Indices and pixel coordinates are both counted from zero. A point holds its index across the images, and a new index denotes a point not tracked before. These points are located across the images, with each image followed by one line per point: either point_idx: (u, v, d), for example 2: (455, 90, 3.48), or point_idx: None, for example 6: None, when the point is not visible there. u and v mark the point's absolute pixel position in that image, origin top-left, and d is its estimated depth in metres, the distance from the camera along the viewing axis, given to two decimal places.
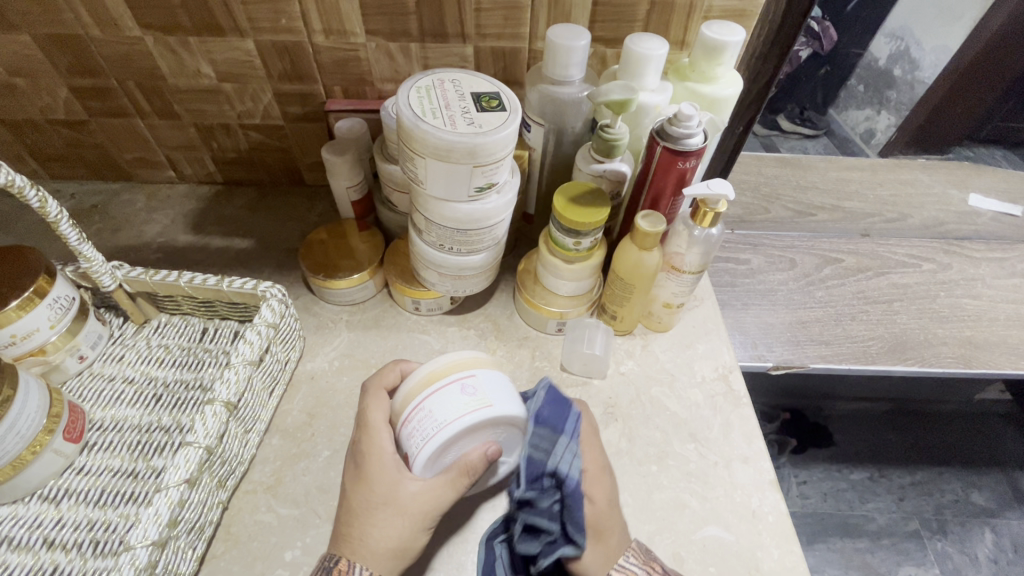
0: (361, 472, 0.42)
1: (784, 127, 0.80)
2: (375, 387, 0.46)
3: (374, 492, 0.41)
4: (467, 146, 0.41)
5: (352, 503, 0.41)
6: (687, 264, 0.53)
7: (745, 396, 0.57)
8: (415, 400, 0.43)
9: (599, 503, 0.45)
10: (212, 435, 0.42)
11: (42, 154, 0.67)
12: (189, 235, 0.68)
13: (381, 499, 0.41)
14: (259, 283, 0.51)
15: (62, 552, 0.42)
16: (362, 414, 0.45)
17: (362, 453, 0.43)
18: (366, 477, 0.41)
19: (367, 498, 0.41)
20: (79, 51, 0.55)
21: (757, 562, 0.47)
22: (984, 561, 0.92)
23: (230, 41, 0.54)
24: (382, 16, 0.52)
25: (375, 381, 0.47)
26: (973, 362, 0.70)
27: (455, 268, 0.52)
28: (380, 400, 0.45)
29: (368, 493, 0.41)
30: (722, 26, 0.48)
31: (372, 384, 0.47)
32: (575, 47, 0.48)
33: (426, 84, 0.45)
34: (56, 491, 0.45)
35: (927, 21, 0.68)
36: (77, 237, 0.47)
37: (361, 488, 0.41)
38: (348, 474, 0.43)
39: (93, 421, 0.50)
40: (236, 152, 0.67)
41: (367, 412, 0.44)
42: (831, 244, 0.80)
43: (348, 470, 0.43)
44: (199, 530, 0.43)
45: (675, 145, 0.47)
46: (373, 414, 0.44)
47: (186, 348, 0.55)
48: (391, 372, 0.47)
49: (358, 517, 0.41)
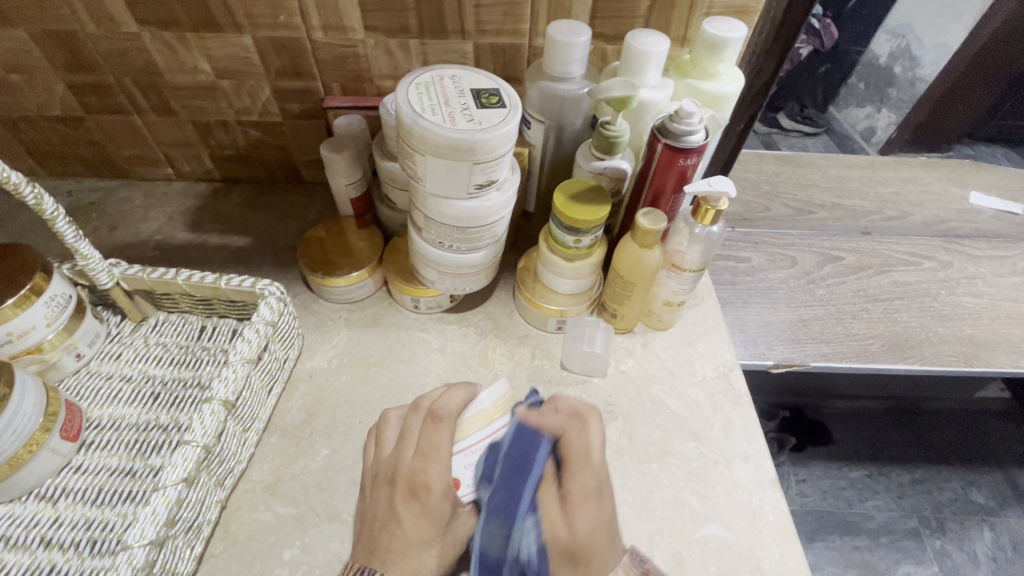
0: (425, 507, 0.40)
1: (785, 124, 0.78)
2: (444, 414, 0.41)
3: (433, 527, 0.40)
4: (467, 143, 0.41)
5: (406, 536, 0.39)
6: (687, 262, 0.53)
7: (745, 395, 0.57)
8: (479, 433, 0.41)
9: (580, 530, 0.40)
10: (210, 433, 0.42)
11: (38, 151, 0.67)
12: (187, 233, 0.67)
13: (434, 534, 0.40)
14: (257, 281, 0.51)
15: (60, 551, 0.42)
16: (428, 442, 0.40)
17: (424, 487, 0.40)
18: (430, 512, 0.40)
19: (426, 532, 0.40)
20: (75, 47, 0.55)
21: (757, 561, 0.47)
22: (983, 559, 0.92)
23: (228, 37, 0.54)
24: (380, 12, 0.51)
25: (441, 406, 0.41)
26: (973, 360, 0.70)
27: (455, 266, 0.52)
28: (440, 434, 0.40)
29: (427, 527, 0.40)
30: (723, 22, 0.48)
31: (441, 409, 0.41)
32: (575, 43, 0.47)
33: (425, 80, 0.45)
34: (54, 490, 0.45)
35: (927, 19, 0.68)
36: (74, 234, 0.47)
37: (421, 523, 0.40)
38: (405, 506, 0.40)
39: (91, 419, 0.50)
40: (234, 149, 0.67)
41: (435, 445, 0.40)
42: (831, 242, 0.80)
43: (402, 501, 0.40)
44: (197, 529, 0.43)
45: (676, 142, 0.47)
46: (438, 445, 0.40)
47: (184, 346, 0.55)
48: (456, 394, 0.42)
49: (415, 550, 0.39)
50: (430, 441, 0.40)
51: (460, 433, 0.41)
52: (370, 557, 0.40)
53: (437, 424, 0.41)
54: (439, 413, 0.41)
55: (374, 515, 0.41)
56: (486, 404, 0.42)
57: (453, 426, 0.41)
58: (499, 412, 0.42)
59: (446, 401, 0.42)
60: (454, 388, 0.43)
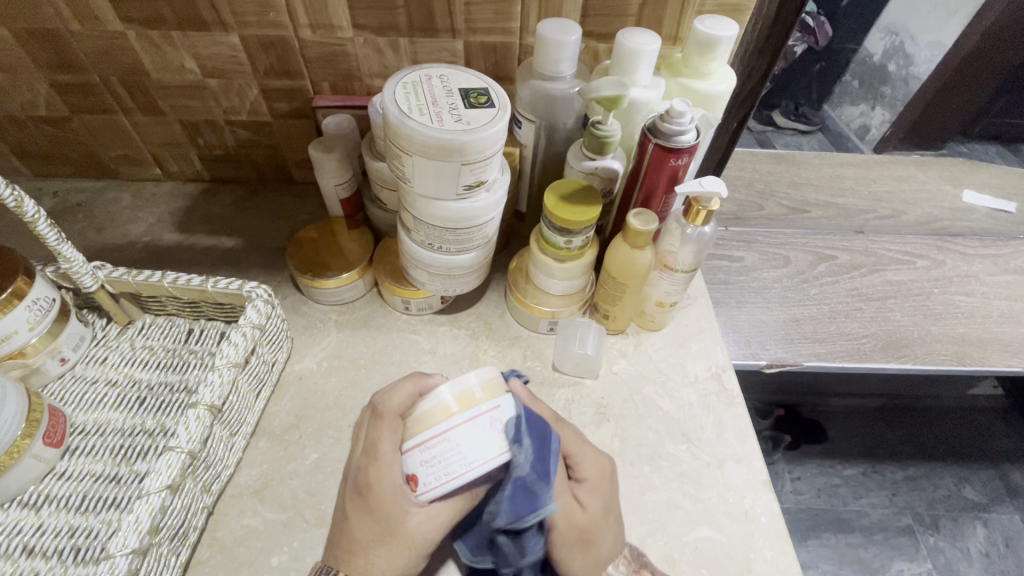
0: (369, 507, 0.39)
1: (780, 123, 0.76)
2: (385, 411, 0.40)
3: (379, 528, 0.39)
4: (454, 143, 0.40)
5: (356, 535, 0.40)
6: (679, 263, 0.52)
7: (738, 395, 0.57)
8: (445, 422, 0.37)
9: (592, 511, 0.43)
10: (195, 439, 0.41)
11: (23, 151, 0.66)
12: (175, 234, 0.66)
13: (383, 534, 0.39)
14: (244, 283, 0.50)
15: (42, 559, 0.41)
16: (372, 441, 0.39)
17: (369, 487, 0.38)
18: (374, 512, 0.39)
19: (373, 532, 0.39)
20: (58, 45, 0.54)
21: (749, 563, 0.47)
22: (977, 556, 0.93)
23: (214, 36, 0.53)
24: (369, 10, 0.51)
25: (383, 403, 0.40)
26: (966, 359, 0.70)
27: (444, 267, 0.51)
28: (388, 428, 0.39)
29: (371, 527, 0.39)
30: (715, 20, 0.48)
31: (384, 406, 0.40)
32: (565, 41, 0.47)
33: (413, 80, 0.44)
34: (36, 497, 0.45)
35: (921, 18, 0.67)
36: (56, 237, 0.46)
37: (366, 523, 0.39)
38: (352, 505, 0.40)
39: (75, 425, 0.49)
40: (223, 149, 0.66)
41: (376, 442, 0.39)
42: (824, 241, 0.79)
43: (350, 499, 0.40)
44: (183, 536, 0.42)
45: (667, 142, 0.46)
46: (380, 444, 0.39)
47: (170, 349, 0.54)
48: (404, 389, 0.41)
49: (363, 549, 0.39)
50: (372, 439, 0.39)
51: (415, 426, 0.38)
52: (330, 552, 0.41)
53: (379, 421, 0.39)
54: (382, 409, 0.40)
55: (336, 510, 0.42)
56: (468, 387, 0.38)
57: (398, 421, 0.39)
58: (479, 397, 0.38)
59: (390, 400, 0.40)
60: (403, 384, 0.42)
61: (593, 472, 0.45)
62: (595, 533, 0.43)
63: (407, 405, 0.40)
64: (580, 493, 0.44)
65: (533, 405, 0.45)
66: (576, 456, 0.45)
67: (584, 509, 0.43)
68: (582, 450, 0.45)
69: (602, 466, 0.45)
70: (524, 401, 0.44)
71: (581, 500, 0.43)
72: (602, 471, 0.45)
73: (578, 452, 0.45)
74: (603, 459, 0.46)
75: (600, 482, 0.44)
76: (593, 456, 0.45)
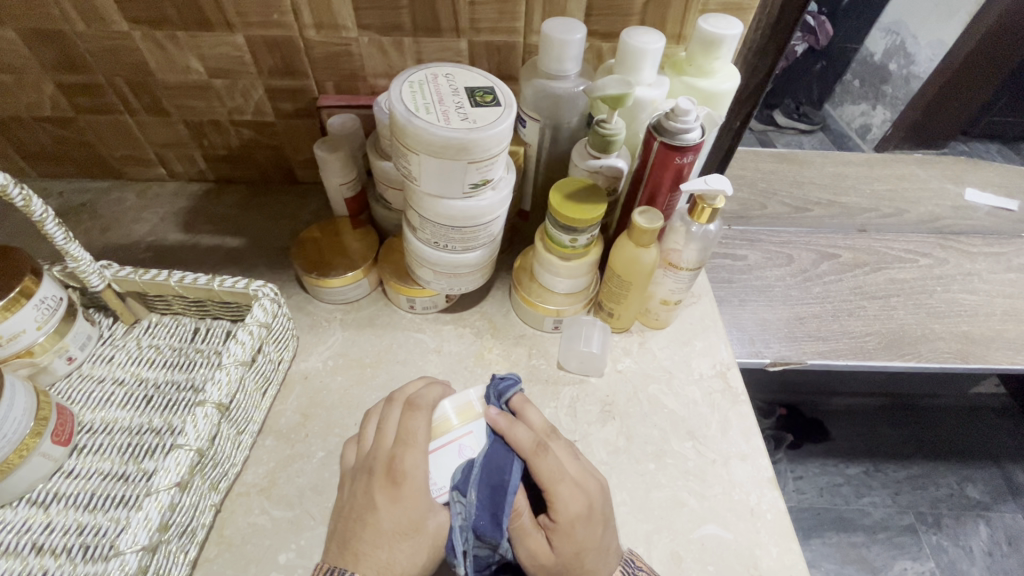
0: (400, 494, 0.38)
1: (782, 122, 0.77)
2: (421, 402, 0.42)
3: (406, 518, 0.38)
4: (461, 142, 0.41)
5: (380, 527, 0.38)
6: (683, 261, 0.52)
7: (743, 393, 0.57)
8: (452, 431, 0.42)
9: (564, 553, 0.39)
10: (203, 437, 0.41)
11: (28, 152, 0.66)
12: (179, 234, 0.67)
13: (408, 526, 0.38)
14: (250, 282, 0.50)
15: (52, 557, 0.42)
16: (406, 429, 0.41)
17: (402, 472, 0.39)
18: (405, 500, 0.38)
19: (399, 522, 0.38)
20: (65, 46, 0.54)
21: (755, 560, 0.47)
22: (979, 554, 0.93)
23: (219, 36, 0.53)
24: (374, 10, 0.51)
25: (418, 397, 0.43)
26: (969, 357, 0.70)
27: (450, 266, 0.52)
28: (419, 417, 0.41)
29: (399, 516, 0.38)
30: (719, 19, 0.48)
31: (419, 398, 0.43)
32: (570, 40, 0.47)
33: (419, 79, 0.44)
34: (45, 495, 0.45)
35: (922, 16, 0.67)
36: (63, 236, 0.46)
37: (393, 510, 0.38)
38: (380, 493, 0.39)
39: (83, 423, 0.49)
40: (227, 149, 0.66)
41: (414, 430, 0.41)
42: (827, 240, 0.80)
43: (379, 488, 0.39)
44: (191, 533, 0.42)
45: (672, 140, 0.47)
46: (416, 432, 0.41)
47: (177, 348, 0.54)
48: (434, 390, 0.44)
49: (385, 540, 0.38)
50: (408, 428, 0.41)
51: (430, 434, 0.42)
52: (338, 552, 0.38)
53: (413, 411, 0.42)
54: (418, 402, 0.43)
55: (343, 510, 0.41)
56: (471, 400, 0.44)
57: (429, 414, 0.42)
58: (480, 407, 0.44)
59: (424, 395, 0.43)
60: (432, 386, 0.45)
61: (570, 509, 0.40)
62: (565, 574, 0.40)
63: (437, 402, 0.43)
64: (552, 534, 0.40)
65: (510, 430, 0.41)
66: (554, 492, 0.40)
67: (553, 553, 0.40)
68: (558, 486, 0.40)
69: (582, 505, 0.40)
70: (500, 429, 0.42)
71: (555, 542, 0.40)
72: (581, 514, 0.40)
73: (556, 487, 0.40)
74: (584, 497, 0.41)
75: (574, 524, 0.40)
76: (571, 497, 0.40)
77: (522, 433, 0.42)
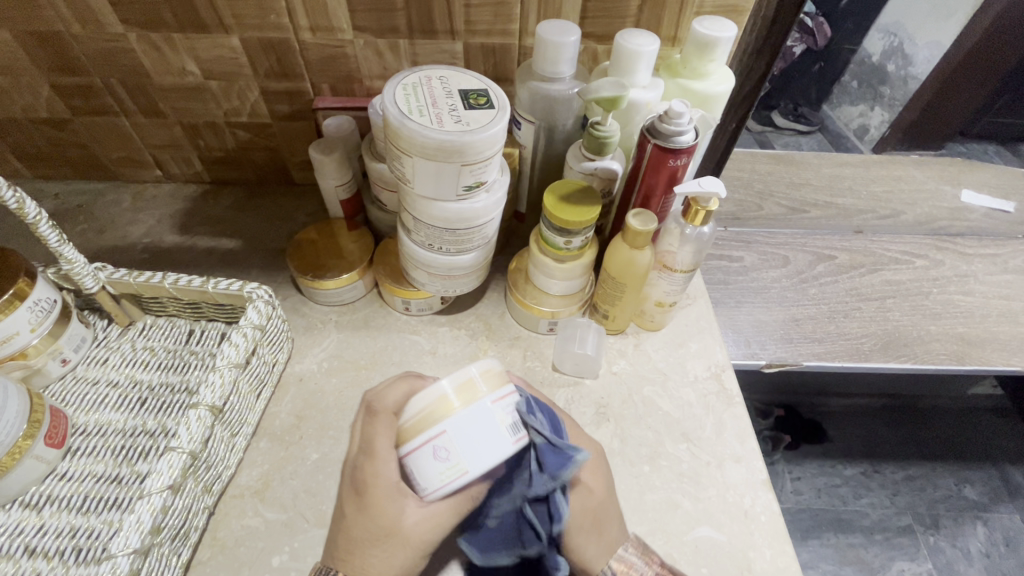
0: (365, 504, 0.39)
1: (779, 123, 0.76)
2: (381, 409, 0.40)
3: (375, 525, 0.39)
4: (454, 145, 0.41)
5: (352, 533, 0.40)
6: (678, 263, 0.52)
7: (738, 395, 0.57)
8: (437, 424, 0.36)
9: (597, 495, 0.44)
10: (196, 440, 0.41)
11: (24, 153, 0.66)
12: (175, 235, 0.67)
13: (379, 533, 0.39)
14: (245, 284, 0.50)
15: (44, 559, 0.42)
16: (367, 438, 0.40)
17: (364, 483, 0.39)
18: (369, 510, 0.39)
19: (370, 531, 0.39)
20: (59, 48, 0.54)
21: (749, 562, 0.47)
22: (976, 555, 0.93)
23: (214, 38, 0.53)
24: (369, 12, 0.51)
25: (380, 401, 0.41)
26: (965, 358, 0.70)
27: (444, 268, 0.52)
28: (382, 423, 0.39)
29: (369, 526, 0.39)
30: (714, 22, 0.48)
31: (378, 403, 0.41)
32: (565, 43, 0.47)
33: (413, 82, 0.45)
34: (38, 498, 0.45)
35: (920, 17, 0.67)
36: (57, 238, 0.46)
37: (364, 520, 0.39)
38: (349, 502, 0.40)
39: (77, 426, 0.49)
40: (223, 151, 0.66)
41: (372, 439, 0.39)
42: (824, 241, 0.80)
43: (349, 498, 0.40)
44: (184, 536, 0.42)
45: (666, 142, 0.47)
46: (376, 439, 0.39)
47: (171, 350, 0.54)
48: (398, 389, 0.42)
49: (358, 547, 0.39)
50: (368, 436, 0.40)
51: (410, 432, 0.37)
52: (329, 553, 0.41)
53: (373, 418, 0.40)
54: (377, 407, 0.41)
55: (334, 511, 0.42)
56: (468, 377, 0.37)
57: (391, 417, 0.40)
58: (482, 390, 0.37)
59: (388, 397, 0.41)
60: (398, 384, 0.42)
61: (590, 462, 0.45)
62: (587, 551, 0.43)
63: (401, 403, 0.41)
64: (575, 514, 0.43)
65: (536, 394, 0.41)
66: (577, 473, 0.44)
67: (584, 501, 0.43)
68: (581, 470, 0.44)
69: (599, 461, 0.46)
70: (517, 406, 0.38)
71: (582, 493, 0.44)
72: (600, 464, 0.46)
73: (582, 445, 0.46)
74: (598, 452, 0.47)
75: (598, 473, 0.45)
76: (591, 452, 0.46)
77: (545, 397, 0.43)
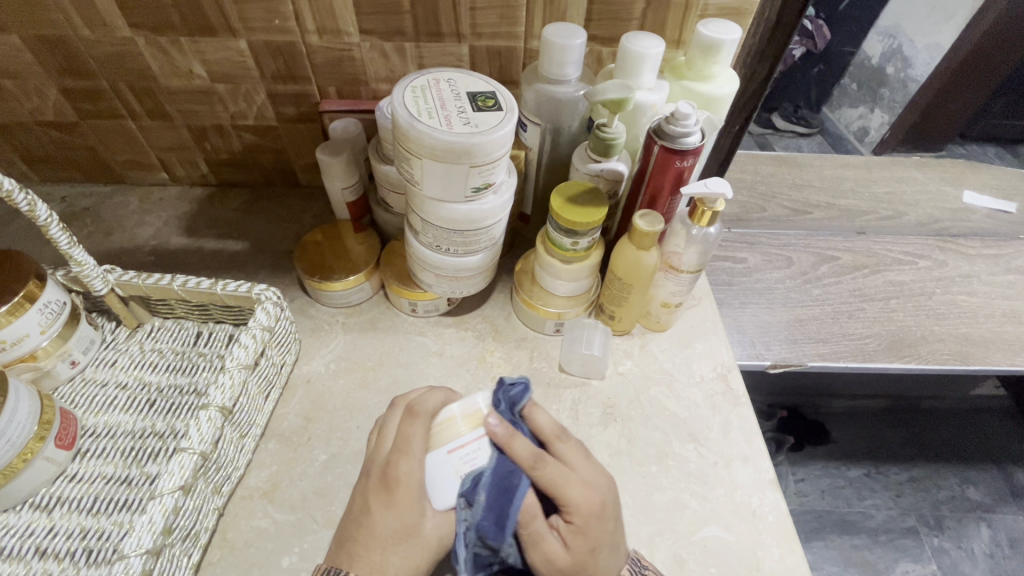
0: (393, 500, 0.39)
1: (779, 125, 0.76)
2: (419, 409, 0.42)
3: (398, 523, 0.39)
4: (463, 147, 0.41)
5: (374, 530, 0.39)
6: (685, 263, 0.52)
7: (743, 395, 0.57)
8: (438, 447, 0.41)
9: (578, 553, 0.40)
10: (206, 441, 0.41)
11: (31, 156, 0.66)
12: (181, 238, 0.67)
13: (400, 531, 0.39)
14: (253, 286, 0.50)
15: (55, 561, 0.42)
16: (403, 436, 0.41)
17: (395, 479, 0.39)
18: (397, 506, 0.39)
19: (393, 527, 0.39)
20: (68, 52, 0.54)
21: (757, 562, 0.47)
22: (981, 556, 0.93)
23: (222, 41, 0.53)
24: (375, 16, 0.51)
25: (418, 403, 0.43)
26: (969, 358, 0.71)
27: (452, 269, 0.52)
28: (416, 426, 0.41)
29: (392, 521, 0.39)
30: (718, 24, 0.48)
31: (418, 405, 0.42)
32: (570, 45, 0.47)
33: (421, 84, 0.45)
34: (48, 499, 0.45)
35: (918, 19, 0.67)
36: (68, 240, 0.46)
37: (387, 515, 0.39)
38: (374, 499, 0.40)
39: (86, 427, 0.49)
40: (229, 153, 0.66)
41: (408, 438, 0.40)
42: (827, 242, 0.80)
43: (374, 492, 0.40)
44: (194, 537, 0.43)
45: (672, 144, 0.47)
46: (411, 439, 0.41)
47: (179, 352, 0.54)
48: (435, 395, 0.44)
49: (378, 544, 0.39)
50: (404, 434, 0.41)
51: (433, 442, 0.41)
52: (340, 550, 0.40)
53: (412, 419, 0.42)
54: (417, 408, 0.42)
55: (353, 507, 0.41)
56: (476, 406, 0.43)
57: (429, 422, 0.41)
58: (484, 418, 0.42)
59: (425, 401, 0.43)
60: (435, 391, 0.44)
61: (581, 511, 0.40)
62: (581, 574, 0.40)
63: (437, 409, 0.43)
64: (565, 535, 0.40)
65: (508, 442, 0.40)
66: (563, 495, 0.40)
67: (567, 553, 0.40)
68: (566, 489, 0.40)
69: (594, 505, 0.40)
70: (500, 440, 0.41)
71: (568, 543, 0.40)
72: (593, 512, 0.40)
73: (564, 491, 0.40)
74: (597, 496, 0.41)
75: (587, 522, 0.40)
76: (583, 497, 0.40)
77: (523, 445, 0.40)
